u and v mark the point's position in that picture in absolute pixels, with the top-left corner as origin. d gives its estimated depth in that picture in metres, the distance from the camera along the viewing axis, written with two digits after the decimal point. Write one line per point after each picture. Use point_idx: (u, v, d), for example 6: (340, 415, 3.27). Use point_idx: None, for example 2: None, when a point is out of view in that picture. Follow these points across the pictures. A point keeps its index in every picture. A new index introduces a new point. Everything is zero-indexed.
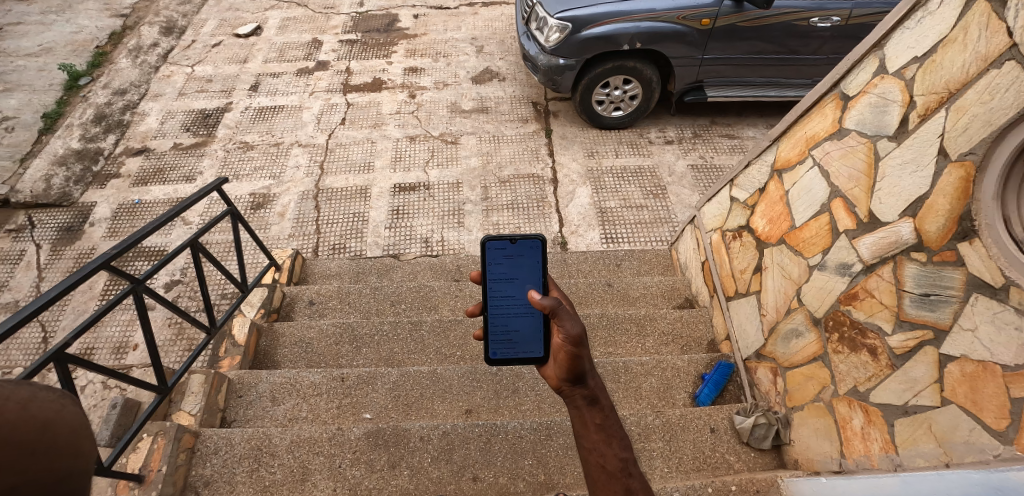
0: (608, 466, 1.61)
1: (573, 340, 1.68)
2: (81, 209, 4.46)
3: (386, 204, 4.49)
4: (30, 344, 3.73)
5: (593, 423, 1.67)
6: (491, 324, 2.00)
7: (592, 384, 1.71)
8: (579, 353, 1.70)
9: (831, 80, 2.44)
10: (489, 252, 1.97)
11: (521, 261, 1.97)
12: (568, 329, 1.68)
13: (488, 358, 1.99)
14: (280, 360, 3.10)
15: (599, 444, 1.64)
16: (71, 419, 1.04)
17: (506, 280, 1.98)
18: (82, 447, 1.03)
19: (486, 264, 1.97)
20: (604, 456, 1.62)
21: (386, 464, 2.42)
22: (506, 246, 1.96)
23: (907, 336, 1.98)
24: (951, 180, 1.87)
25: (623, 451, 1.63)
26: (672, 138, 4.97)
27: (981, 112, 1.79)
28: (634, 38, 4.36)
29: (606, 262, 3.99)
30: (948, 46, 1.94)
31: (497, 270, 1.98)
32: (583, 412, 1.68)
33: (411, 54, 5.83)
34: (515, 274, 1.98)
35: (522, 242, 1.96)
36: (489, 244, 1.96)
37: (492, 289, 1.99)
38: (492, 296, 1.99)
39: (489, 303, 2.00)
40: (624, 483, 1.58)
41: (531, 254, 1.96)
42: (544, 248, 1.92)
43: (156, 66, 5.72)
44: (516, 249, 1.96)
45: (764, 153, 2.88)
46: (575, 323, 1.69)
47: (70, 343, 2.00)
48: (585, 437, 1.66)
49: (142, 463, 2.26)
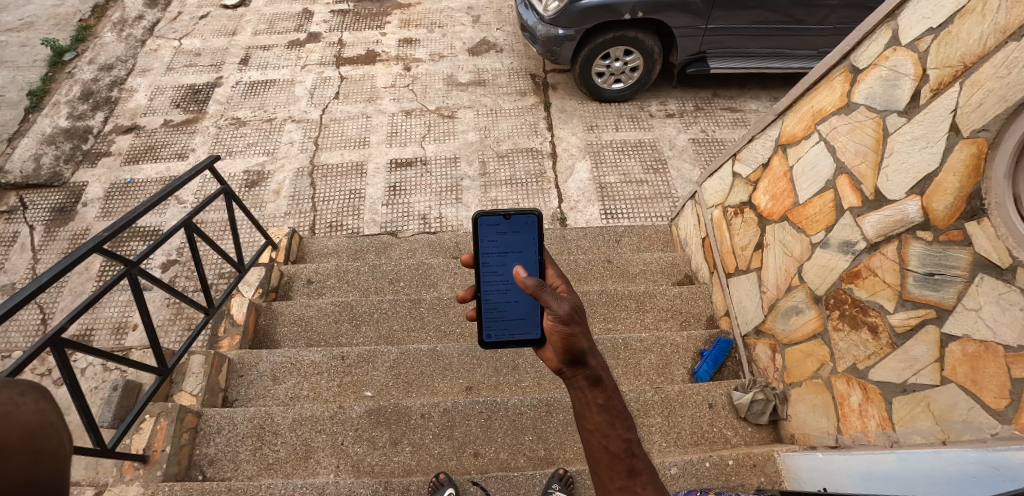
0: (611, 447, 1.57)
1: (563, 319, 1.58)
2: (73, 188, 4.40)
3: (382, 181, 4.43)
4: (29, 326, 3.73)
5: (595, 404, 1.61)
6: (484, 305, 1.96)
7: (593, 364, 1.62)
8: (574, 332, 1.59)
9: (840, 51, 2.37)
10: (482, 229, 1.93)
11: (515, 237, 1.92)
12: (556, 309, 1.57)
13: (482, 341, 1.95)
14: (279, 340, 3.10)
15: (602, 425, 1.59)
16: (26, 420, 1.02)
17: (499, 258, 1.95)
18: (44, 446, 1.03)
19: (480, 241, 1.93)
20: (607, 437, 1.58)
21: (387, 440, 2.45)
22: (499, 222, 1.92)
23: (910, 314, 1.96)
24: (961, 157, 1.83)
25: (626, 432, 1.59)
26: (673, 111, 4.88)
27: (996, 88, 1.73)
28: (636, 7, 4.25)
29: (606, 238, 3.96)
30: (964, 17, 1.87)
31: (491, 247, 1.94)
32: (585, 393, 1.62)
33: (405, 24, 5.67)
34: (506, 251, 1.93)
35: (517, 218, 1.91)
36: (482, 220, 1.91)
37: (485, 267, 1.96)
38: (483, 276, 1.96)
39: (482, 284, 1.96)
40: (628, 464, 1.55)
41: (526, 230, 1.92)
42: (539, 223, 1.88)
43: (142, 39, 5.57)
44: (510, 226, 1.92)
45: (768, 128, 2.82)
46: (562, 301, 1.58)
47: (65, 327, 1.98)
48: (586, 418, 1.60)
49: (145, 444, 2.30)
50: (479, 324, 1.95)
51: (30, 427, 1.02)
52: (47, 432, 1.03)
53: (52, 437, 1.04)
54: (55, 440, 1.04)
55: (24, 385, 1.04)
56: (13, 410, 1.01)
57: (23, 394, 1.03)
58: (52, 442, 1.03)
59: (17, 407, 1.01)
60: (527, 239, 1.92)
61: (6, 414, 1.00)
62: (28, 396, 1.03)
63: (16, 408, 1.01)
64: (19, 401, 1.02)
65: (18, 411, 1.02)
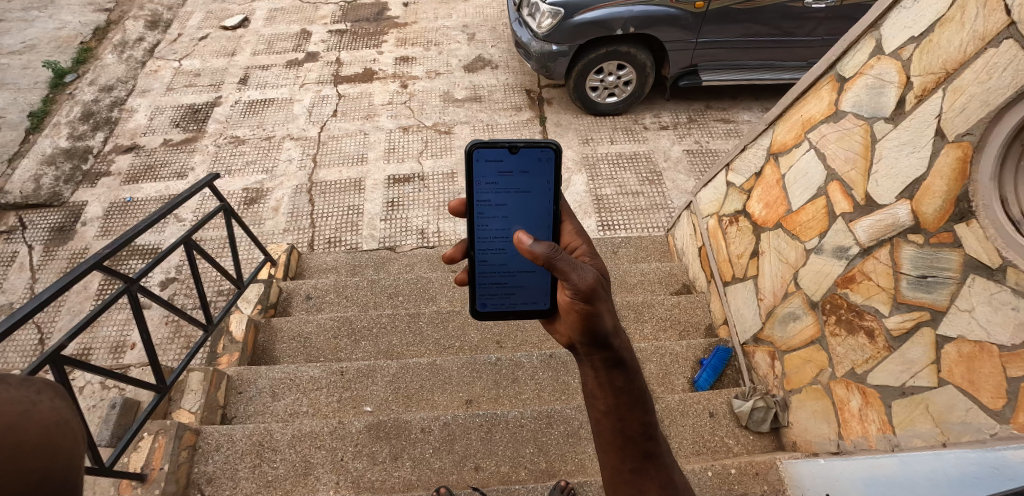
0: (627, 431, 1.57)
1: (585, 295, 1.54)
2: (72, 208, 4.42)
3: (380, 197, 4.46)
4: (27, 346, 3.71)
5: (612, 386, 1.59)
6: (481, 257, 1.93)
7: (615, 344, 1.60)
8: (595, 309, 1.57)
9: (827, 61, 2.43)
10: (484, 163, 1.82)
11: (521, 174, 1.84)
12: (577, 283, 1.53)
13: (475, 310, 1.96)
14: (278, 356, 3.10)
15: (618, 409, 1.58)
16: (41, 418, 0.95)
17: (501, 198, 1.86)
18: (59, 445, 0.96)
19: (479, 178, 1.83)
20: (623, 420, 1.58)
21: (387, 456, 2.43)
22: (504, 158, 1.82)
23: (904, 317, 1.98)
24: (948, 161, 1.86)
25: (644, 416, 1.59)
26: (667, 124, 4.94)
27: (978, 93, 1.78)
28: (627, 23, 4.33)
29: (603, 249, 3.98)
30: (944, 25, 1.93)
31: (493, 186, 1.85)
32: (600, 375, 1.61)
33: (402, 43, 5.76)
34: (512, 191, 1.85)
35: (524, 152, 1.81)
36: (482, 153, 1.80)
37: (483, 209, 1.87)
38: (481, 219, 1.88)
39: (479, 228, 1.89)
40: (644, 447, 1.56)
41: (536, 165, 1.83)
42: (555, 157, 1.79)
43: (142, 61, 5.64)
44: (516, 161, 1.82)
45: (759, 137, 2.87)
46: (584, 275, 1.54)
47: (65, 345, 1.98)
48: (597, 400, 1.59)
49: (143, 462, 2.25)
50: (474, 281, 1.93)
51: (45, 426, 0.95)
52: (62, 430, 0.97)
53: (68, 436, 0.98)
54: (70, 439, 0.98)
55: (41, 382, 0.98)
56: (30, 408, 0.95)
57: (39, 391, 0.96)
58: (67, 442, 0.97)
59: (33, 405, 0.95)
60: (538, 181, 1.85)
61: (20, 412, 0.94)
62: (44, 394, 0.97)
63: (32, 406, 0.95)
64: (35, 399, 0.96)
65: (34, 410, 0.95)
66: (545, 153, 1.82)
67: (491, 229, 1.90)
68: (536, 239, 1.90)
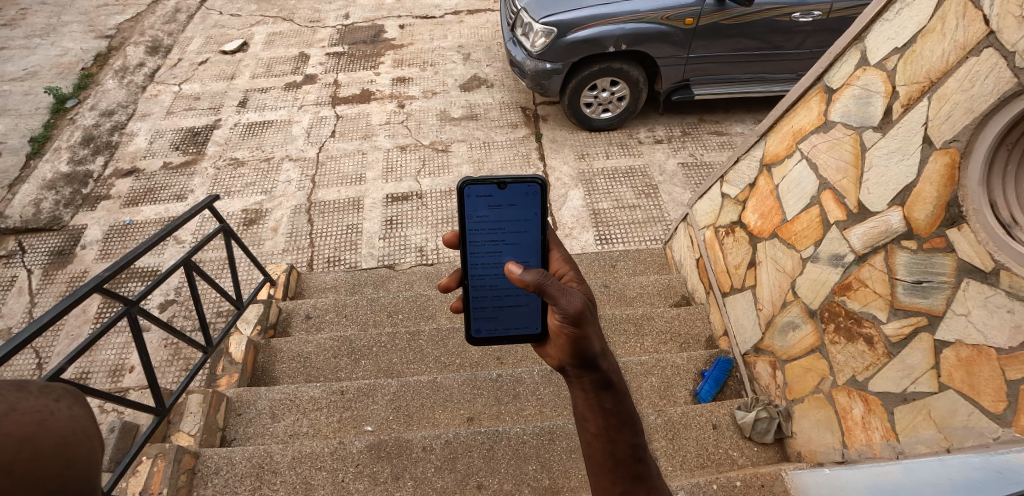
0: (617, 453, 1.56)
1: (574, 319, 1.54)
2: (72, 232, 4.43)
3: (379, 215, 4.49)
4: (25, 370, 3.69)
5: (601, 407, 1.59)
6: (472, 289, 1.94)
7: (604, 366, 1.61)
8: (583, 333, 1.57)
9: (814, 73, 2.47)
10: (471, 200, 1.85)
11: (509, 208, 1.86)
12: (565, 307, 1.54)
13: (471, 336, 1.97)
14: (278, 376, 3.08)
15: (607, 430, 1.58)
16: (62, 425, 0.97)
17: (491, 231, 1.88)
18: (76, 452, 0.98)
19: (468, 213, 1.86)
20: (613, 442, 1.57)
21: (389, 476, 2.40)
22: (493, 193, 1.85)
23: (902, 323, 1.99)
24: (936, 167, 1.89)
25: (633, 437, 1.59)
26: (661, 138, 5.00)
27: (962, 100, 1.81)
28: (619, 40, 4.39)
29: (602, 263, 4.00)
30: (926, 36, 1.97)
31: (482, 220, 1.88)
32: (589, 395, 1.60)
33: (398, 64, 5.85)
34: (502, 225, 1.88)
35: (512, 187, 1.84)
36: (472, 191, 1.83)
37: (473, 243, 1.90)
38: (472, 251, 1.91)
39: (470, 261, 1.92)
40: (635, 469, 1.55)
41: (524, 201, 1.85)
42: (542, 192, 1.81)
43: (143, 86, 5.71)
44: (504, 196, 1.85)
45: (752, 149, 2.91)
46: (573, 299, 1.55)
47: (64, 368, 1.96)
48: (589, 422, 1.59)
49: (141, 486, 2.23)
50: (467, 312, 1.95)
51: (65, 434, 0.97)
52: (80, 438, 0.99)
53: (84, 443, 0.99)
54: (88, 446, 1.00)
55: (58, 389, 1.00)
56: (49, 416, 0.96)
57: (58, 399, 0.99)
58: (85, 449, 0.99)
59: (52, 413, 0.97)
60: (527, 214, 1.87)
61: (40, 420, 0.95)
62: (62, 402, 0.99)
63: (52, 414, 0.97)
64: (54, 407, 0.98)
65: (52, 418, 0.97)
66: (532, 187, 1.85)
67: (483, 259, 1.92)
68: (526, 266, 1.91)
